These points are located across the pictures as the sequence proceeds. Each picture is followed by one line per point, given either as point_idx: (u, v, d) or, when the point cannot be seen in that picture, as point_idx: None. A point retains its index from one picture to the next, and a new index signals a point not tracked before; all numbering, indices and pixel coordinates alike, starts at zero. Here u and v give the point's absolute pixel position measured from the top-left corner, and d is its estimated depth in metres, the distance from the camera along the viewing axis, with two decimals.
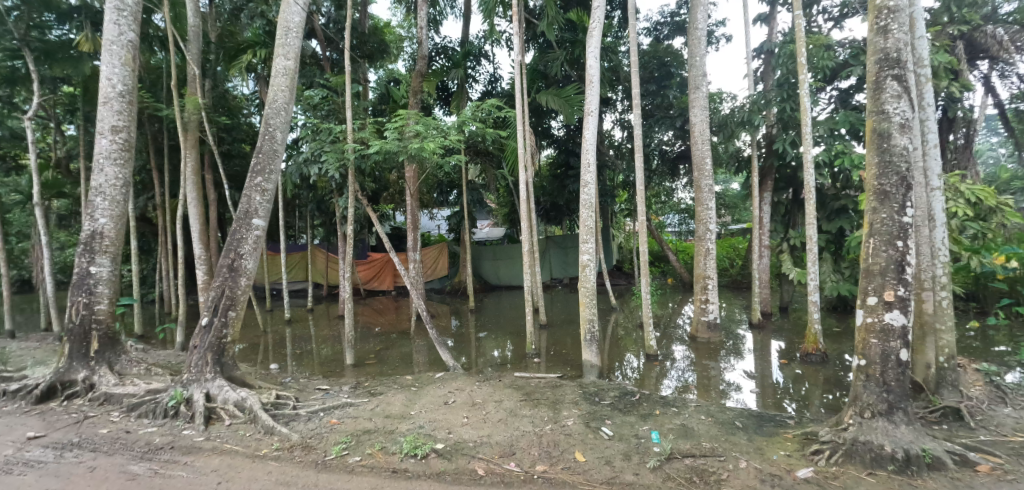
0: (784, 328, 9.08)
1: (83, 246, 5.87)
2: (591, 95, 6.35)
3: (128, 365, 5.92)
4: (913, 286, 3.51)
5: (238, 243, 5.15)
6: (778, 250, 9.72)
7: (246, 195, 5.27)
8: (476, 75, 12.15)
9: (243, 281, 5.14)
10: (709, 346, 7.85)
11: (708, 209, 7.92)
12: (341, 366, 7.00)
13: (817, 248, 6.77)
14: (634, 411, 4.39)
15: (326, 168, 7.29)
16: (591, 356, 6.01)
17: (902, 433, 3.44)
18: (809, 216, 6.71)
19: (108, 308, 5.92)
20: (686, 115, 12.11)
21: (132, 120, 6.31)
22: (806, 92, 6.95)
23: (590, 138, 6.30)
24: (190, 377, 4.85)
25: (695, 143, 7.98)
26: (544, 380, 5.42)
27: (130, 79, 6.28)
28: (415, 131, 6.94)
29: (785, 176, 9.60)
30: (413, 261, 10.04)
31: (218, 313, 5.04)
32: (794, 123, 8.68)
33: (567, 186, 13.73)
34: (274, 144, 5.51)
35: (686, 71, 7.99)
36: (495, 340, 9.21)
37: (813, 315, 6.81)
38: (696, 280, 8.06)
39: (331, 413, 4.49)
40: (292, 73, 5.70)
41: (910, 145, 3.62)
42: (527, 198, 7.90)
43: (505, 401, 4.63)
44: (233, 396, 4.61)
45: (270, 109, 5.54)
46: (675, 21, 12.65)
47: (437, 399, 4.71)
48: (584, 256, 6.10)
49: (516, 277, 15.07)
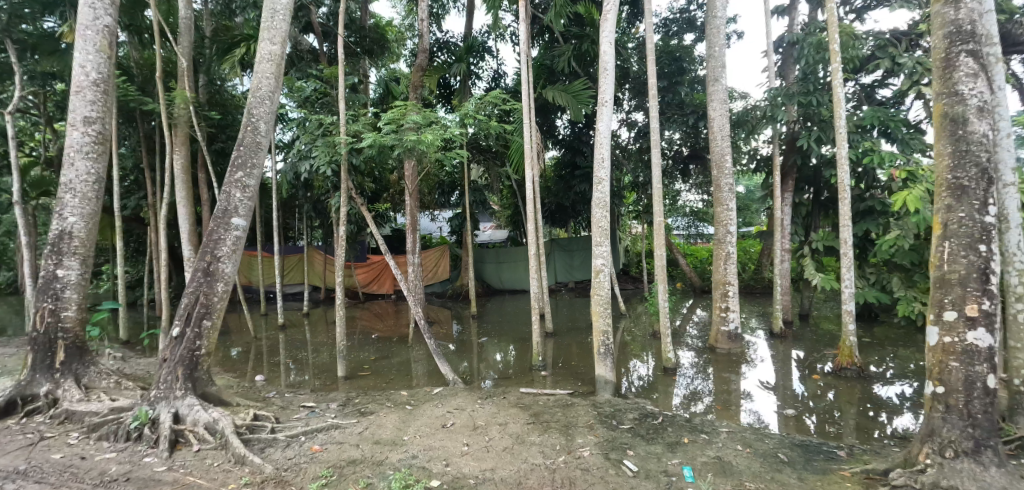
0: (809, 338, 8.54)
1: (50, 247, 5.37)
2: (605, 83, 5.75)
3: (97, 377, 5.40)
4: (999, 298, 3.03)
5: (214, 245, 4.65)
6: (799, 254, 9.19)
7: (226, 192, 4.77)
8: (480, 71, 11.69)
9: (220, 287, 4.64)
10: (729, 358, 7.25)
11: (729, 210, 7.32)
12: (334, 379, 6.47)
13: (852, 253, 6.22)
14: (659, 438, 3.85)
15: (318, 164, 6.78)
16: (604, 370, 5.48)
17: (993, 477, 2.93)
18: (845, 219, 6.15)
19: (76, 315, 5.43)
20: (699, 113, 11.61)
21: (107, 111, 5.82)
22: (840, 82, 6.38)
23: (604, 131, 5.72)
24: (157, 395, 4.34)
25: (714, 140, 7.40)
26: (554, 397, 4.92)
27: (106, 67, 5.80)
28: (414, 123, 6.38)
29: (807, 176, 9.04)
30: (412, 264, 9.48)
31: (189, 324, 4.54)
32: (818, 119, 8.14)
33: (574, 187, 13.22)
34: (257, 136, 4.99)
35: (705, 63, 7.43)
36: (499, 348, 8.69)
37: (848, 325, 6.27)
38: (715, 286, 7.50)
39: (314, 437, 3.97)
40: (278, 60, 5.20)
41: (989, 132, 3.14)
42: (534, 196, 7.33)
43: (512, 424, 4.10)
44: (204, 416, 4.10)
45: (253, 98, 5.04)
46: (685, 17, 12.19)
47: (434, 421, 4.19)
48: (597, 260, 5.61)
49: (519, 281, 14.55)
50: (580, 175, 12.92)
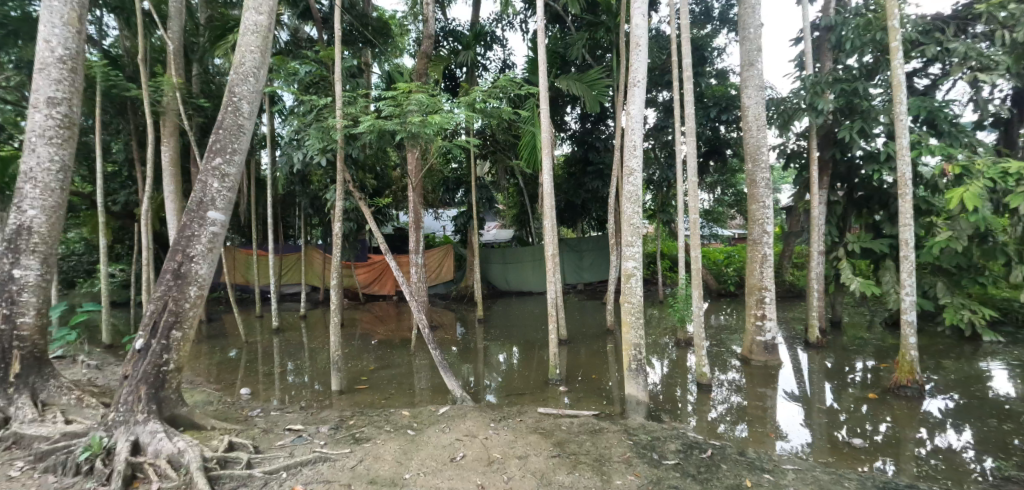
0: (847, 347, 7.87)
1: (7, 243, 4.75)
2: (637, 62, 5.08)
3: (57, 392, 4.73)
4: None
5: (187, 242, 4.01)
6: (832, 257, 8.51)
7: (201, 181, 4.13)
8: (486, 61, 11.06)
9: (193, 291, 4.00)
10: (766, 371, 6.58)
11: (765, 207, 6.63)
12: (329, 392, 5.83)
13: (912, 255, 5.57)
14: (714, 480, 3.32)
15: (312, 152, 6.11)
16: (636, 390, 4.91)
17: None
18: (906, 218, 5.50)
19: (35, 322, 4.80)
20: (721, 106, 10.91)
21: (76, 92, 5.19)
22: (900, 63, 5.70)
23: (636, 115, 5.05)
24: (116, 418, 3.71)
25: (748, 131, 6.75)
26: (579, 420, 4.30)
27: (75, 43, 5.16)
28: (418, 105, 5.72)
29: (841, 172, 8.37)
30: (416, 264, 8.83)
31: (156, 335, 3.91)
32: (859, 110, 7.46)
33: (584, 185, 12.55)
34: (240, 118, 4.35)
35: (739, 46, 6.74)
36: (508, 353, 8.06)
37: (907, 337, 5.63)
38: (749, 291, 6.84)
39: (298, 474, 3.34)
40: (264, 31, 4.55)
41: None
42: (550, 189, 6.65)
43: (533, 458, 3.51)
44: (168, 447, 3.47)
45: (236, 74, 4.39)
46: (703, 6, 11.52)
47: (441, 453, 3.59)
48: (628, 263, 5.00)
49: (528, 282, 13.94)
50: (592, 172, 12.20)
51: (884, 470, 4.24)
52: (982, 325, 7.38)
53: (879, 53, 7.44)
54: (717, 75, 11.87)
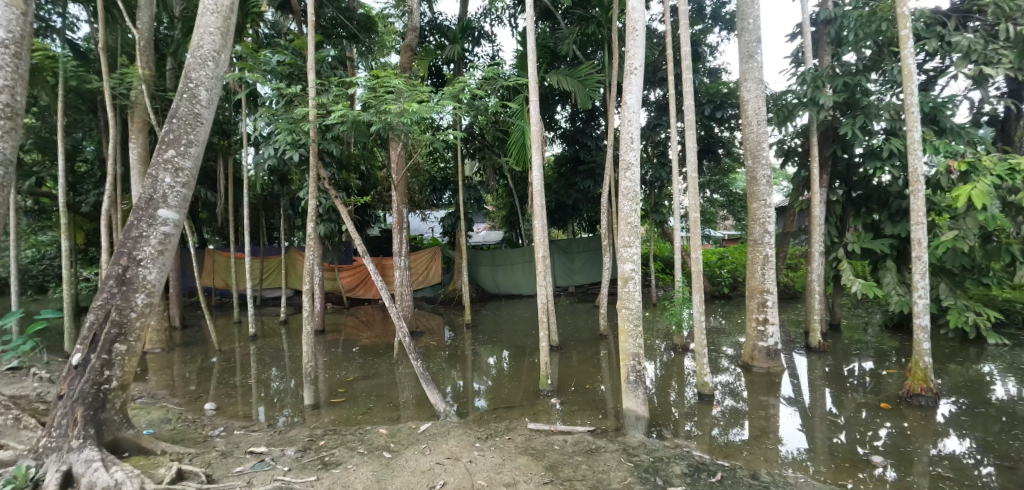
0: (849, 351, 7.58)
1: None
2: (634, 48, 4.72)
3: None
4: None
5: (134, 244, 3.59)
6: (831, 258, 8.22)
7: (152, 176, 3.71)
8: (474, 57, 10.68)
9: (140, 299, 3.59)
10: (768, 378, 6.25)
11: (766, 206, 6.32)
12: (301, 406, 5.40)
13: (924, 257, 5.28)
14: None
15: (284, 147, 5.69)
16: (634, 404, 4.57)
17: None
18: (918, 217, 5.20)
19: None
20: (714, 104, 10.63)
21: (19, 80, 4.62)
22: (910, 53, 5.41)
23: (633, 105, 4.71)
24: (48, 445, 3.28)
25: (748, 127, 6.42)
26: (574, 438, 3.94)
27: (19, 26, 4.57)
28: (397, 96, 5.32)
29: (840, 170, 8.11)
30: (400, 266, 8.42)
31: (97, 348, 3.48)
32: (860, 105, 7.19)
33: (576, 185, 12.20)
34: (197, 106, 3.93)
35: (737, 38, 6.43)
36: (497, 358, 7.67)
37: (921, 342, 5.32)
38: (750, 294, 6.51)
39: None
40: (226, 12, 4.13)
41: None
42: (539, 188, 6.29)
43: (523, 486, 3.18)
44: (104, 478, 3.05)
45: (194, 57, 3.96)
46: (695, 3, 11.21)
47: (418, 481, 3.22)
48: (626, 265, 4.64)
49: (517, 285, 13.57)
50: (583, 171, 11.87)
51: (892, 480, 3.98)
52: (987, 327, 7.15)
53: (880, 47, 7.17)
54: (710, 73, 11.58)
